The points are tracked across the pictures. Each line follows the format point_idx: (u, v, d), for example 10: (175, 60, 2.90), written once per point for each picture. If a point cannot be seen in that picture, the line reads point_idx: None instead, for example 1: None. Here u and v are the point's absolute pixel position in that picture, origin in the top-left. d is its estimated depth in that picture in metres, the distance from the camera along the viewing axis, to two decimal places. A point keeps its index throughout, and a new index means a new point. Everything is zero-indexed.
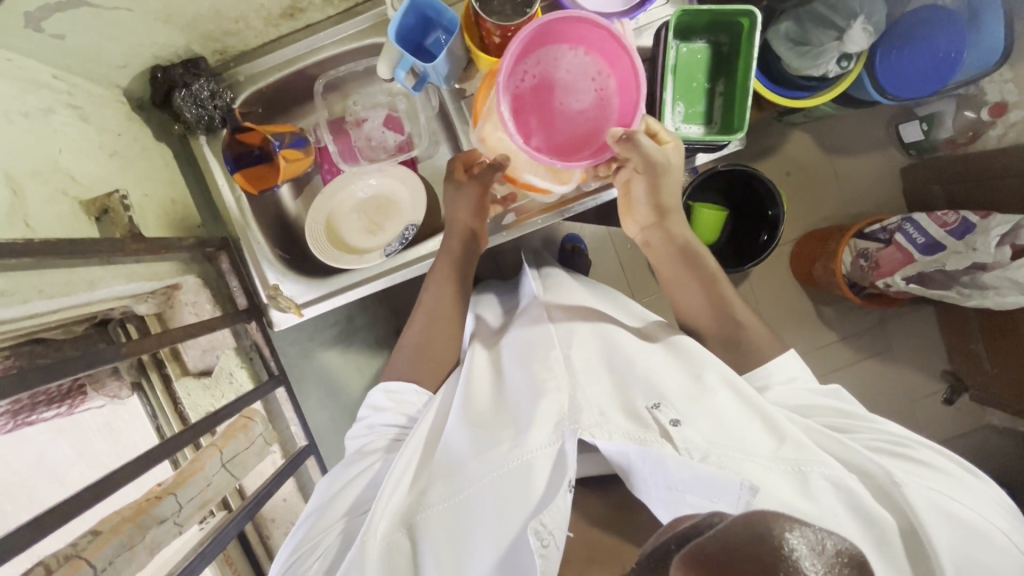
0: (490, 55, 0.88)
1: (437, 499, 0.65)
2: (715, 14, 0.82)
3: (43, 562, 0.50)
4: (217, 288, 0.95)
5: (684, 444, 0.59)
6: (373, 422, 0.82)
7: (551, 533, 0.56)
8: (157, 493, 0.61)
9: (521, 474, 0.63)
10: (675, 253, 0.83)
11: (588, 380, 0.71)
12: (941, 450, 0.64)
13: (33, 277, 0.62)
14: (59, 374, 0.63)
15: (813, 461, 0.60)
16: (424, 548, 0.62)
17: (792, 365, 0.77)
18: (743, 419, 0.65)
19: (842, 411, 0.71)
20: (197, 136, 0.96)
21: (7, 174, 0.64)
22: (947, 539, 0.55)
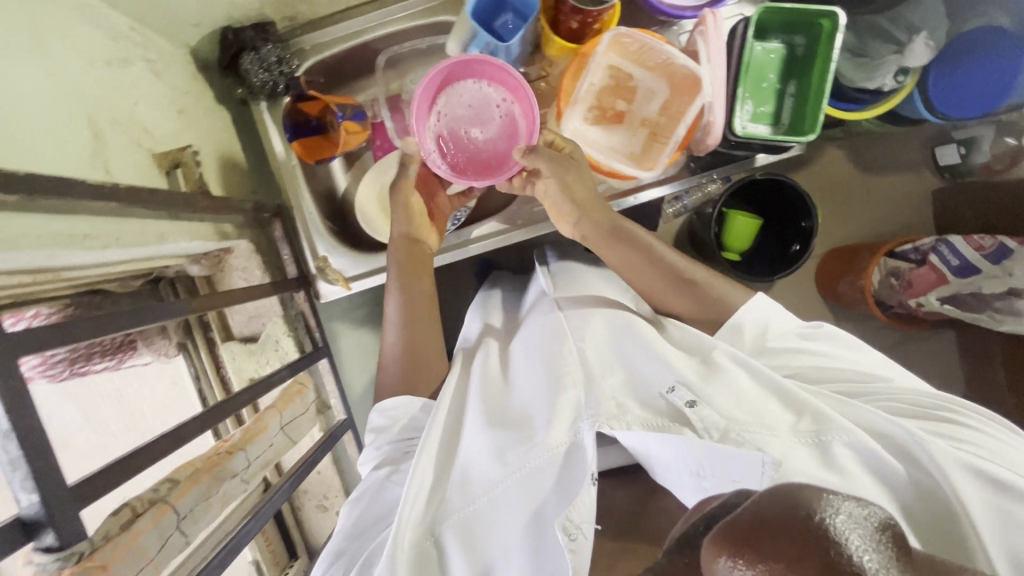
0: (563, 39, 0.87)
1: (460, 501, 0.64)
2: (796, 14, 0.81)
3: (130, 503, 0.49)
4: (268, 255, 0.95)
5: (703, 424, 0.59)
6: (375, 442, 0.75)
7: (579, 526, 0.56)
8: (226, 448, 0.60)
9: (546, 470, 0.62)
10: (614, 237, 0.81)
11: (602, 368, 0.69)
12: (963, 401, 0.62)
13: (110, 225, 0.62)
14: (148, 319, 0.61)
15: (833, 428, 0.58)
16: (455, 551, 0.60)
17: (767, 312, 0.75)
18: (762, 398, 0.63)
19: (854, 374, 0.69)
20: (259, 101, 0.95)
21: (90, 119, 0.64)
22: (983, 492, 0.52)
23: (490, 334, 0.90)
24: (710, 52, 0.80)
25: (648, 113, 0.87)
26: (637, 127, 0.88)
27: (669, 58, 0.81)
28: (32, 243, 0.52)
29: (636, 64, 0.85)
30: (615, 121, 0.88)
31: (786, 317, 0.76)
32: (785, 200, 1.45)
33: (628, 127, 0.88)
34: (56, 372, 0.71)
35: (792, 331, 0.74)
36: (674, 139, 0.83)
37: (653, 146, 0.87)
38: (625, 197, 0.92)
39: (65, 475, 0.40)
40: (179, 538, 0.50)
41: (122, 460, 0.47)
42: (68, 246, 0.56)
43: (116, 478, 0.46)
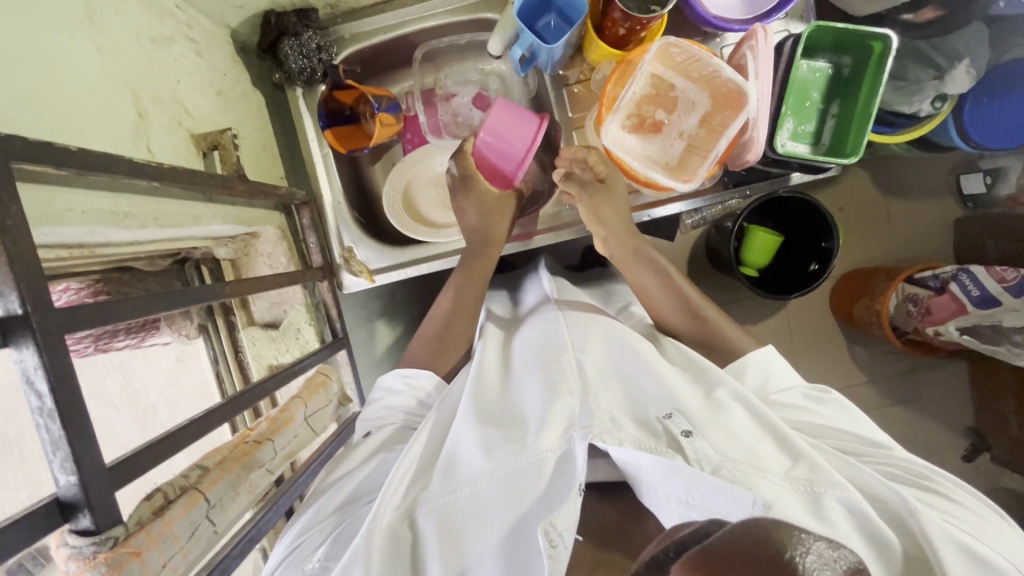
0: (608, 45, 0.86)
1: (438, 491, 0.61)
2: (847, 34, 0.80)
3: (161, 487, 0.49)
4: (294, 242, 0.93)
5: (696, 455, 0.55)
6: (387, 405, 0.79)
7: (561, 533, 0.53)
8: (255, 436, 0.60)
9: (532, 475, 0.59)
10: (631, 255, 0.84)
11: (600, 386, 0.66)
12: (960, 482, 0.60)
13: (150, 203, 0.61)
14: (190, 301, 0.59)
15: (826, 481, 0.54)
16: (431, 549, 0.58)
17: (771, 362, 0.76)
18: (757, 436, 0.60)
19: (857, 438, 0.66)
20: (295, 87, 0.94)
21: (135, 96, 0.64)
22: (973, 574, 0.49)
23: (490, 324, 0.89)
24: (757, 68, 0.79)
25: (687, 127, 0.86)
26: (675, 139, 0.86)
27: (715, 72, 0.80)
28: (75, 219, 0.52)
29: (678, 74, 0.84)
30: (653, 132, 0.87)
31: (788, 370, 0.76)
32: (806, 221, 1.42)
33: (665, 138, 0.87)
34: (83, 346, 0.75)
35: (795, 385, 0.74)
36: (713, 153, 0.81)
37: (689, 158, 0.86)
38: (643, 210, 0.93)
39: (104, 457, 0.40)
40: (208, 527, 0.50)
41: (153, 445, 0.46)
42: (110, 224, 0.56)
43: (147, 462, 0.46)
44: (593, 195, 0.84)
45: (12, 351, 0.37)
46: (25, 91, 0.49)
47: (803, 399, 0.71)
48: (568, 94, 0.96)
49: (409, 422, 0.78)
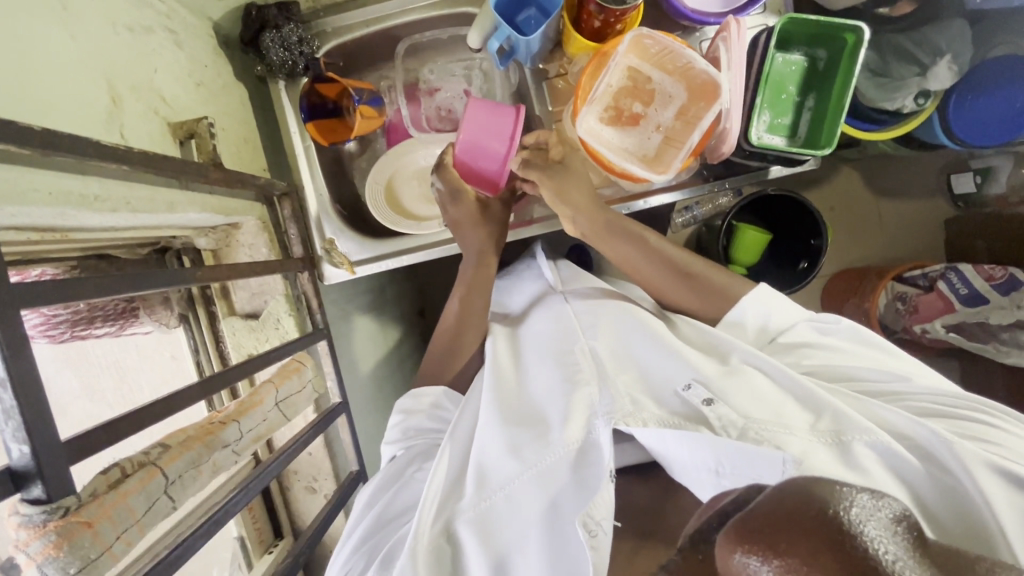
0: (584, 37, 0.87)
1: (476, 494, 0.63)
2: (820, 27, 0.81)
3: (119, 463, 0.49)
4: (275, 233, 0.94)
5: (720, 421, 0.59)
6: (408, 428, 0.78)
7: (599, 522, 0.56)
8: (221, 418, 0.61)
9: (558, 470, 0.62)
10: (622, 233, 0.82)
11: (616, 368, 0.70)
12: (979, 399, 0.63)
13: (121, 187, 0.62)
14: (159, 285, 0.59)
15: (854, 428, 0.57)
16: (473, 548, 0.60)
17: (772, 303, 0.78)
18: (778, 397, 0.63)
19: (873, 374, 0.70)
20: (277, 80, 0.95)
21: (110, 84, 0.64)
22: (1010, 491, 0.50)
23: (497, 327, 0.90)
24: (731, 58, 0.79)
25: (664, 119, 0.86)
26: (652, 131, 0.87)
27: (689, 63, 0.80)
28: (41, 200, 0.52)
29: (654, 67, 0.84)
30: (631, 124, 0.87)
31: (791, 307, 0.78)
32: (796, 217, 1.42)
33: (642, 130, 0.87)
34: (59, 331, 0.78)
35: (799, 321, 0.77)
36: (688, 144, 0.82)
37: (667, 150, 0.86)
38: (631, 202, 0.93)
39: (57, 429, 0.40)
40: (166, 502, 0.50)
41: (113, 421, 0.47)
42: (80, 207, 0.56)
43: (105, 438, 0.46)
44: (556, 176, 0.82)
45: None
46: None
47: (809, 341, 0.75)
48: (547, 87, 0.97)
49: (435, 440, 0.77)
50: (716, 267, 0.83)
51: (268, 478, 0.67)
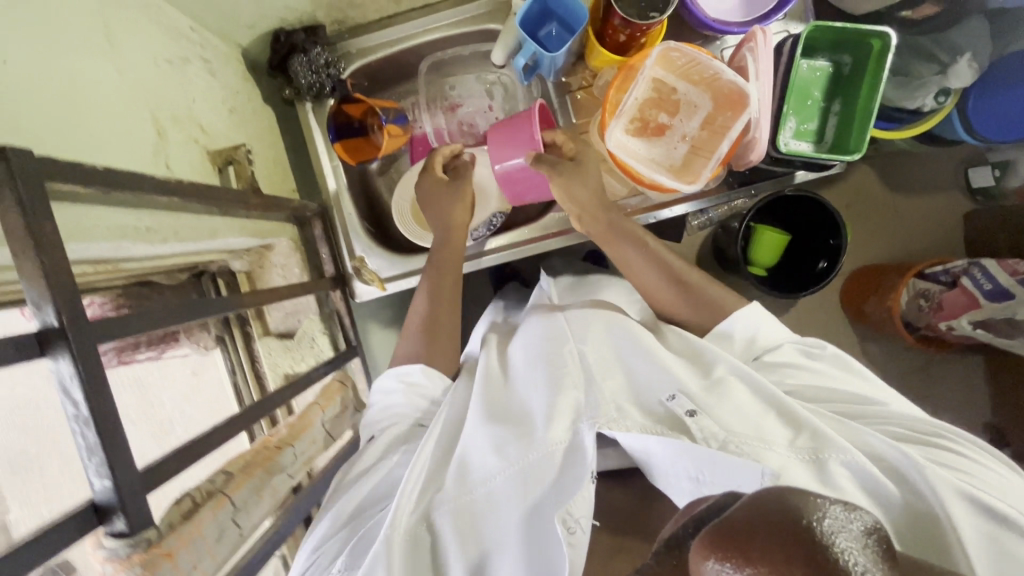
0: (609, 52, 0.88)
1: (456, 490, 0.61)
2: (846, 32, 0.81)
3: (189, 494, 0.51)
4: (307, 253, 0.96)
5: (702, 432, 0.57)
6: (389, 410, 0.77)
7: (577, 520, 0.55)
8: (275, 442, 0.63)
9: (542, 470, 0.59)
10: (612, 229, 0.84)
11: (602, 373, 0.66)
12: (958, 428, 0.61)
13: (171, 218, 0.63)
14: (207, 313, 0.61)
15: (830, 446, 0.56)
16: (453, 539, 0.59)
17: (758, 319, 0.75)
18: (760, 412, 0.61)
19: (855, 396, 0.66)
20: (304, 102, 0.97)
21: (155, 116, 0.66)
22: (977, 519, 0.51)
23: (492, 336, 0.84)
24: (758, 68, 0.80)
25: (689, 129, 0.87)
26: (678, 141, 0.88)
27: (716, 74, 0.81)
28: (102, 235, 0.54)
29: (679, 77, 0.85)
30: (657, 135, 0.88)
31: (777, 325, 0.75)
32: (813, 217, 1.41)
33: (668, 141, 0.88)
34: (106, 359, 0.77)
35: (785, 342, 0.73)
36: (716, 154, 0.82)
37: (694, 160, 0.86)
38: (653, 212, 0.94)
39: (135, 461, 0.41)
40: (234, 530, 0.52)
41: (183, 451, 0.49)
42: (133, 239, 0.58)
43: (174, 467, 0.47)
44: (564, 173, 0.82)
45: (50, 361, 0.39)
46: (53, 111, 0.51)
47: (791, 357, 0.71)
48: (569, 101, 0.98)
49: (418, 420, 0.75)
50: (711, 278, 0.82)
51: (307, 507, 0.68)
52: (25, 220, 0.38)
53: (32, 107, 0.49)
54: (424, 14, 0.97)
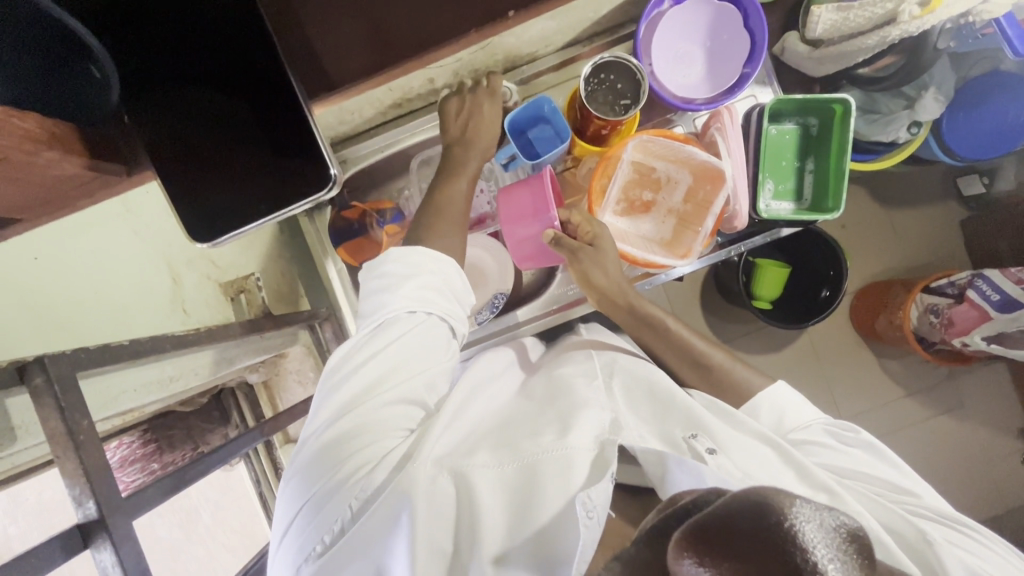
0: (588, 141, 0.94)
1: (489, 460, 0.60)
2: (809, 100, 0.86)
3: None
4: (319, 356, 1.00)
5: (720, 468, 0.55)
6: (381, 304, 0.67)
7: (596, 506, 0.52)
8: None
9: (565, 467, 0.58)
10: (621, 306, 0.86)
11: (629, 410, 0.68)
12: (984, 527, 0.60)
13: (191, 362, 0.68)
14: (236, 452, 0.64)
15: (847, 510, 0.55)
16: (469, 499, 0.57)
17: (783, 399, 0.77)
18: (779, 470, 0.61)
19: (885, 483, 0.65)
20: (306, 212, 1.02)
21: (169, 265, 0.77)
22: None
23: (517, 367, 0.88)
24: (728, 146, 0.86)
25: (674, 202, 0.92)
26: (665, 216, 0.92)
27: (690, 155, 0.85)
28: (128, 395, 0.59)
29: (660, 158, 0.89)
30: (644, 211, 0.93)
31: (806, 407, 0.77)
32: (812, 250, 1.41)
33: (656, 215, 0.93)
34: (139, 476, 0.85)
35: (815, 423, 0.74)
36: (703, 228, 0.86)
37: (681, 232, 0.91)
38: (649, 279, 0.98)
39: None
40: None
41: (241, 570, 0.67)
42: (155, 391, 0.63)
43: None
44: (583, 260, 0.83)
45: (93, 551, 0.42)
46: (83, 299, 0.67)
47: (819, 437, 0.71)
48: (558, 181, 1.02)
49: (441, 314, 0.68)
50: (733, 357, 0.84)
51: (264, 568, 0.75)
52: (64, 421, 0.41)
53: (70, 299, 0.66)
54: (409, 121, 1.03)
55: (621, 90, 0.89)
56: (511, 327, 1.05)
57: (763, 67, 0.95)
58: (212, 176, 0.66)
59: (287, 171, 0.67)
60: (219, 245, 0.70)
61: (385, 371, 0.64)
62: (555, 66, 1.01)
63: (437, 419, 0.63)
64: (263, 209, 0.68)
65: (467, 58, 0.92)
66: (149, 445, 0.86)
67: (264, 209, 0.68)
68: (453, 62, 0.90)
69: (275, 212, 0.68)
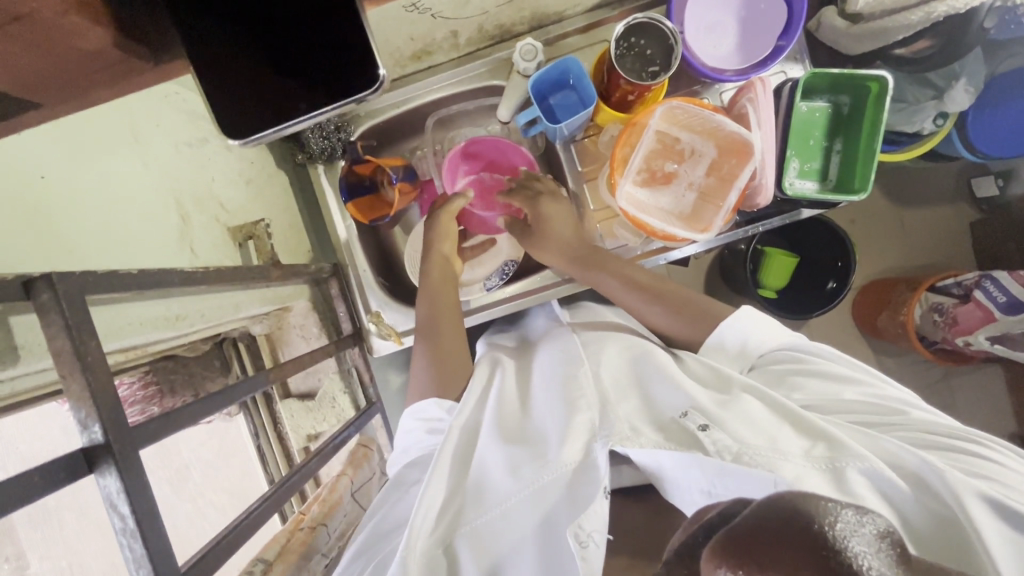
0: (613, 105, 0.91)
1: (479, 509, 0.58)
2: (844, 78, 0.84)
3: None
4: (324, 312, 1.00)
5: (716, 445, 0.53)
6: (416, 448, 0.71)
7: (590, 535, 0.51)
8: (310, 522, 0.80)
9: (553, 492, 0.56)
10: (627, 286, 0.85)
11: (619, 397, 0.64)
12: (975, 430, 0.59)
13: (198, 302, 0.67)
14: (237, 397, 0.62)
15: (847, 453, 0.53)
16: (471, 567, 0.55)
17: (760, 329, 0.76)
18: (775, 425, 0.58)
19: (876, 407, 0.64)
20: (316, 165, 0.99)
21: (178, 203, 0.70)
22: (997, 523, 0.48)
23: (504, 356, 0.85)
24: (759, 118, 0.83)
25: (695, 177, 0.89)
26: (685, 190, 0.90)
27: (718, 126, 0.83)
28: (135, 329, 0.57)
29: (683, 127, 0.87)
30: (664, 182, 0.90)
31: (785, 334, 0.75)
32: (821, 238, 1.39)
33: (676, 188, 0.90)
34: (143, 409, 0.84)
35: (787, 351, 0.73)
36: (726, 204, 0.84)
37: (701, 205, 0.89)
38: (659, 254, 0.97)
39: (177, 560, 0.42)
40: None
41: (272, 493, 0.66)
42: (163, 328, 0.62)
43: (255, 524, 0.60)
44: (538, 240, 0.92)
45: (98, 476, 0.40)
46: (86, 224, 0.56)
47: (809, 373, 0.70)
48: (575, 150, 1.00)
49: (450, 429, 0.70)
50: None
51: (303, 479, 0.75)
52: (71, 339, 0.39)
53: (78, 225, 0.55)
54: (427, 76, 1.00)
55: (651, 56, 0.86)
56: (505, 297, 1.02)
57: (797, 42, 0.92)
58: (238, 60, 0.45)
59: (332, 57, 0.46)
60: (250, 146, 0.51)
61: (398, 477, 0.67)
62: (582, 29, 0.97)
63: (429, 476, 0.60)
64: (302, 105, 0.47)
65: (493, 12, 0.89)
66: (150, 388, 0.84)
67: (302, 106, 0.48)
68: (480, 14, 0.88)
69: (315, 111, 0.47)
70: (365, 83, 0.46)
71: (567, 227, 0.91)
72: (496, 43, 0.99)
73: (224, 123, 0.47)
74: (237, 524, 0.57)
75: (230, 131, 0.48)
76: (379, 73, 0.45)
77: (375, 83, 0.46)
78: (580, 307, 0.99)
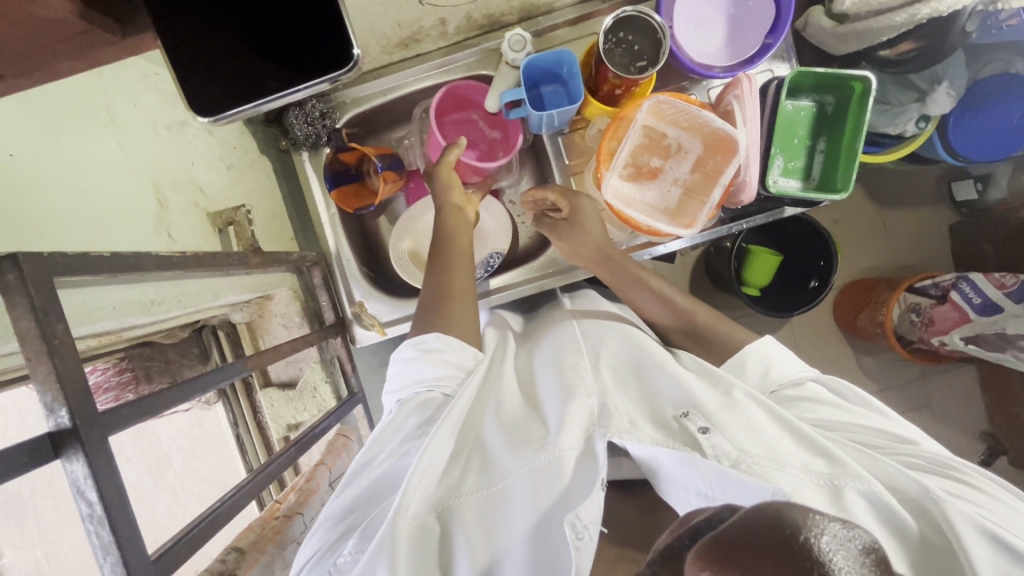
0: (600, 98, 0.91)
1: (472, 488, 0.58)
2: (827, 78, 0.85)
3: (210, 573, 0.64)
4: (306, 301, 0.99)
5: (714, 450, 0.53)
6: (411, 377, 0.70)
7: (586, 526, 0.51)
8: (286, 512, 0.79)
9: (552, 475, 0.56)
10: (607, 268, 0.90)
11: (617, 388, 0.65)
12: (983, 467, 0.57)
13: (174, 288, 0.66)
14: (215, 382, 0.61)
15: (846, 473, 0.52)
16: (463, 539, 0.55)
17: (772, 352, 0.75)
18: (776, 434, 0.57)
19: (882, 432, 0.63)
20: (300, 152, 0.98)
21: (156, 186, 0.69)
22: (994, 560, 0.47)
23: (510, 337, 0.88)
24: (744, 115, 0.84)
25: (681, 173, 0.90)
26: (671, 185, 0.91)
27: (704, 122, 0.83)
28: (107, 314, 0.57)
29: (675, 123, 0.87)
30: (651, 177, 0.91)
31: (795, 361, 0.75)
32: (804, 237, 1.41)
33: (662, 182, 0.91)
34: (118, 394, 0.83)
35: (806, 380, 0.72)
36: (710, 200, 0.85)
37: (689, 201, 0.89)
38: (648, 249, 0.98)
39: (146, 546, 0.42)
40: None
41: (258, 475, 0.67)
42: (135, 313, 0.61)
43: (234, 509, 0.60)
44: (564, 233, 0.92)
45: (64, 462, 0.39)
46: (60, 207, 0.54)
47: (813, 393, 0.69)
48: (563, 142, 1.01)
49: (444, 391, 0.69)
50: (720, 318, 0.83)
51: (287, 464, 0.75)
52: (37, 321, 0.38)
53: (46, 203, 0.53)
54: (414, 64, 0.99)
55: (638, 51, 0.86)
56: (495, 290, 1.04)
57: (785, 40, 0.93)
58: (212, 39, 0.48)
59: (314, 42, 0.50)
60: (221, 124, 0.54)
61: (388, 432, 0.66)
62: (571, 21, 0.97)
63: (430, 437, 0.60)
64: (273, 86, 0.52)
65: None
66: (125, 374, 0.83)
67: (275, 82, 0.52)
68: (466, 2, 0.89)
69: (289, 90, 0.52)
70: (338, 63, 0.51)
71: (597, 225, 0.90)
72: (485, 33, 0.98)
73: (194, 97, 0.51)
74: (219, 506, 0.58)
75: (201, 110, 0.52)
76: (353, 53, 0.50)
77: (348, 63, 0.50)
78: (576, 296, 0.98)
